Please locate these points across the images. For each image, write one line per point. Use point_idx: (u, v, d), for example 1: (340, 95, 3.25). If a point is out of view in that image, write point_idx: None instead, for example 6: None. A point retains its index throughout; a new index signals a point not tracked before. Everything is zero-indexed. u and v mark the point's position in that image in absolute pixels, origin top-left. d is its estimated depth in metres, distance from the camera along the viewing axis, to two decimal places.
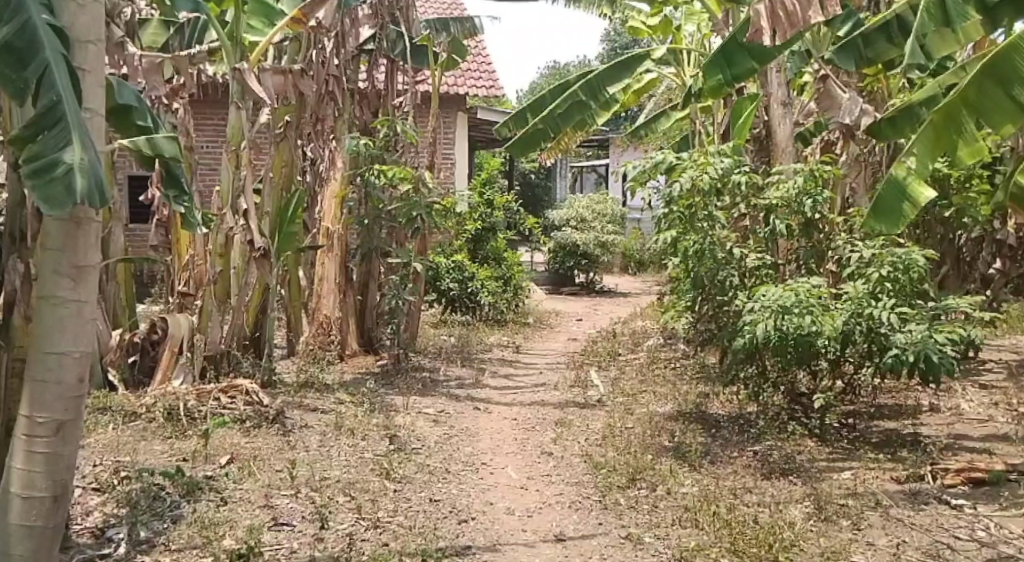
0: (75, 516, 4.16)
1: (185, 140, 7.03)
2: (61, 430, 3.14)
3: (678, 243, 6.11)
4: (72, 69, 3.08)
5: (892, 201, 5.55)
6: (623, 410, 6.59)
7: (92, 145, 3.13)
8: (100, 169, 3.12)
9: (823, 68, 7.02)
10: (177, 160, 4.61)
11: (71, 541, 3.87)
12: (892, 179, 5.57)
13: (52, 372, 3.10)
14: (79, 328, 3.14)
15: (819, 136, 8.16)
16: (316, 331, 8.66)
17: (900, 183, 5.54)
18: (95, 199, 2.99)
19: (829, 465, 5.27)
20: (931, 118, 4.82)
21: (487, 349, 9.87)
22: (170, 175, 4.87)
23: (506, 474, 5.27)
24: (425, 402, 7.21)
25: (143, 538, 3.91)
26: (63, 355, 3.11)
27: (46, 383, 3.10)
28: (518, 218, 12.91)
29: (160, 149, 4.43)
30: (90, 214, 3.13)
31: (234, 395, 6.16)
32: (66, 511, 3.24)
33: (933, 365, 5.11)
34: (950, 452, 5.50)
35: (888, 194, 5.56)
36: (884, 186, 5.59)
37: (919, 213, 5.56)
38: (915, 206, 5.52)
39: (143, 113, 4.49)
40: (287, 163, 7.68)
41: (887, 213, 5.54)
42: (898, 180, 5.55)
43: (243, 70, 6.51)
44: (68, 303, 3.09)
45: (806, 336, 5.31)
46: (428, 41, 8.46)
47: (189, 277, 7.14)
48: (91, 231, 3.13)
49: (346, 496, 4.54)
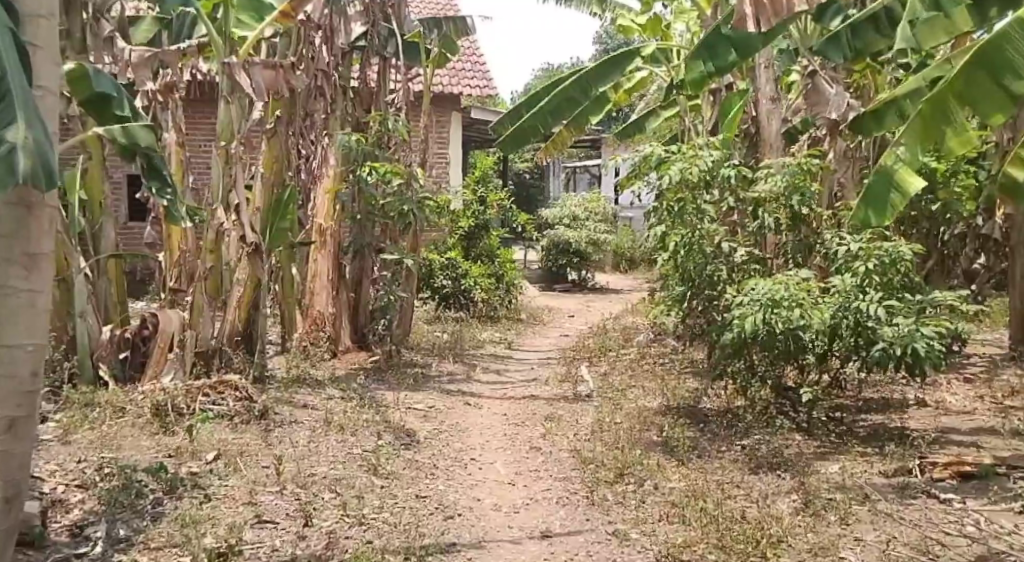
0: (53, 513, 4.11)
1: (175, 136, 6.90)
2: (13, 428, 3.25)
3: (665, 238, 6.11)
4: (17, 44, 3.03)
5: (881, 191, 5.45)
6: (612, 405, 6.60)
7: (40, 123, 3.06)
8: (48, 146, 3.05)
9: (811, 66, 7.04)
10: (153, 149, 4.81)
11: (47, 539, 3.83)
12: (880, 169, 5.48)
13: (8, 365, 3.20)
14: (33, 319, 3.24)
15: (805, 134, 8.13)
16: (308, 326, 8.73)
17: (888, 172, 5.46)
18: (41, 180, 2.93)
19: (816, 460, 5.26)
20: (920, 109, 4.81)
21: (479, 345, 9.88)
22: (151, 167, 5.02)
23: (494, 470, 5.28)
24: (417, 398, 7.21)
25: (121, 537, 3.88)
26: (18, 348, 3.21)
27: (3, 378, 3.20)
28: (510, 215, 12.65)
29: (136, 138, 4.65)
30: (43, 201, 3.22)
31: (224, 391, 6.19)
32: (16, 514, 3.32)
33: (919, 359, 5.12)
34: (935, 445, 5.51)
35: (877, 184, 5.47)
36: (872, 177, 5.49)
37: (908, 204, 5.46)
38: (904, 197, 5.41)
39: (120, 103, 4.65)
40: (280, 157, 7.56)
41: (876, 203, 5.45)
42: (887, 168, 5.47)
43: (233, 66, 6.62)
44: (22, 294, 3.18)
45: (794, 329, 5.29)
46: (420, 36, 8.60)
47: (182, 271, 7.14)
48: (46, 218, 3.25)
49: (332, 492, 4.52)
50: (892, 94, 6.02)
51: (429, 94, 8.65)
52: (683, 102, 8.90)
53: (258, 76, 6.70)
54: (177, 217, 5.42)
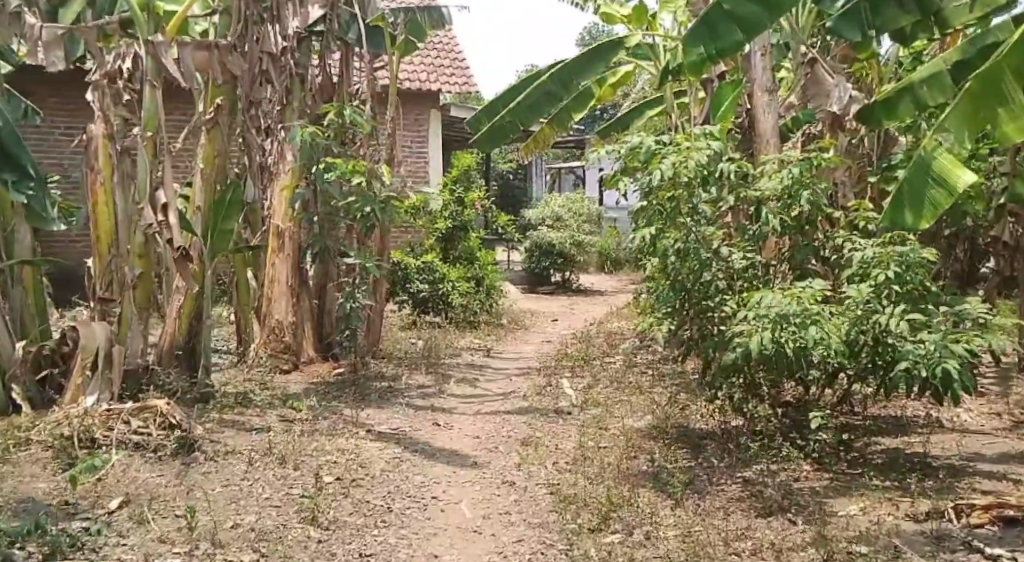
0: None
1: (101, 128, 5.90)
2: None
3: (656, 242, 5.32)
4: None
5: (919, 184, 4.72)
6: (597, 426, 5.82)
7: None
8: None
9: (810, 54, 6.34)
10: None
11: None
12: (921, 159, 4.75)
13: None
14: None
15: (798, 133, 6.98)
16: (267, 337, 7.87)
17: (929, 165, 4.73)
18: None
19: (824, 496, 4.39)
20: (968, 86, 4.10)
21: (454, 354, 9.07)
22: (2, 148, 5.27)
23: (459, 513, 4.46)
24: (379, 417, 6.40)
25: None
26: None
27: None
28: (490, 215, 11.84)
29: None
30: None
31: (147, 418, 5.35)
32: None
33: (950, 385, 4.30)
34: (966, 479, 4.53)
35: (916, 177, 4.75)
36: (908, 170, 4.77)
37: (952, 204, 4.72)
38: (949, 194, 4.68)
39: None
40: (221, 152, 6.70)
41: (915, 200, 4.70)
42: (930, 158, 4.73)
43: (158, 44, 6.00)
44: None
45: (805, 350, 4.50)
46: (382, 22, 7.57)
47: (110, 278, 6.06)
48: None
49: (255, 554, 3.74)
50: (908, 80, 5.21)
51: (396, 84, 7.87)
52: (670, 98, 8.09)
53: (190, 57, 6.27)
54: (42, 210, 5.79)
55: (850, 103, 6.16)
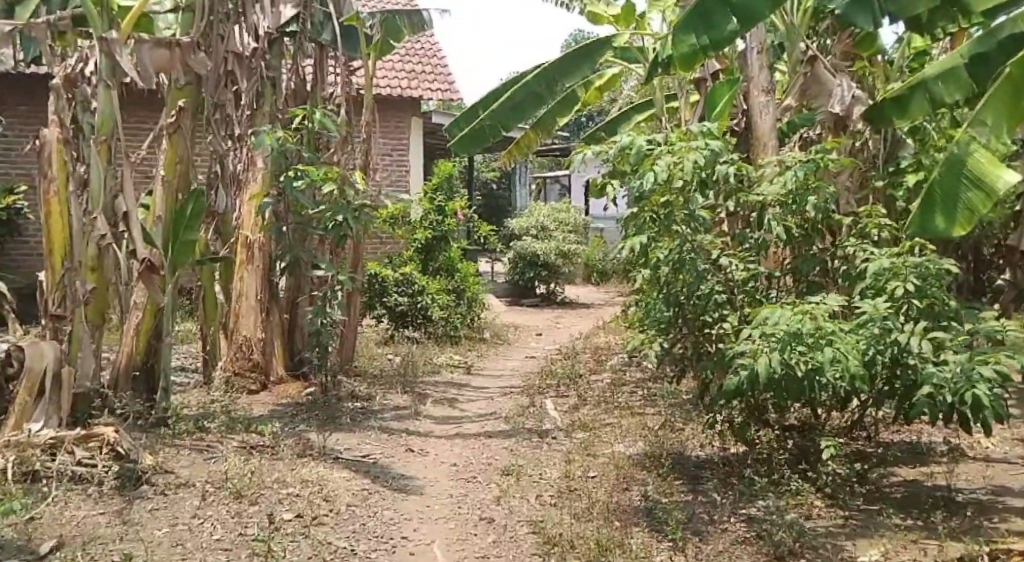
0: None
1: (54, 132, 5.42)
2: None
3: (648, 251, 4.87)
4: None
5: (952, 187, 4.47)
6: (583, 453, 5.39)
7: None
8: None
9: (809, 51, 6.12)
10: None
11: None
12: (954, 162, 4.54)
13: None
14: None
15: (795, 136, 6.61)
16: (233, 354, 7.41)
17: (963, 168, 4.51)
18: None
19: (838, 536, 3.99)
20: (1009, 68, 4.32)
21: (433, 371, 8.61)
22: None
23: (431, 557, 4.01)
24: (349, 443, 5.94)
25: None
26: None
27: None
28: (471, 224, 11.40)
29: None
30: None
31: (94, 448, 4.88)
32: None
33: (978, 414, 3.91)
34: (993, 517, 4.15)
35: (947, 181, 4.49)
36: (937, 175, 4.53)
37: (985, 213, 4.48)
38: (986, 198, 4.44)
39: None
40: (183, 157, 6.22)
41: (949, 201, 4.44)
42: (966, 158, 4.52)
43: (112, 42, 5.54)
44: None
45: (818, 372, 4.09)
46: (356, 21, 7.12)
47: (64, 293, 5.49)
48: None
49: None
50: (918, 77, 4.96)
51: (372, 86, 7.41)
52: (660, 100, 7.70)
53: (147, 56, 5.88)
54: None
55: (853, 104, 5.89)
